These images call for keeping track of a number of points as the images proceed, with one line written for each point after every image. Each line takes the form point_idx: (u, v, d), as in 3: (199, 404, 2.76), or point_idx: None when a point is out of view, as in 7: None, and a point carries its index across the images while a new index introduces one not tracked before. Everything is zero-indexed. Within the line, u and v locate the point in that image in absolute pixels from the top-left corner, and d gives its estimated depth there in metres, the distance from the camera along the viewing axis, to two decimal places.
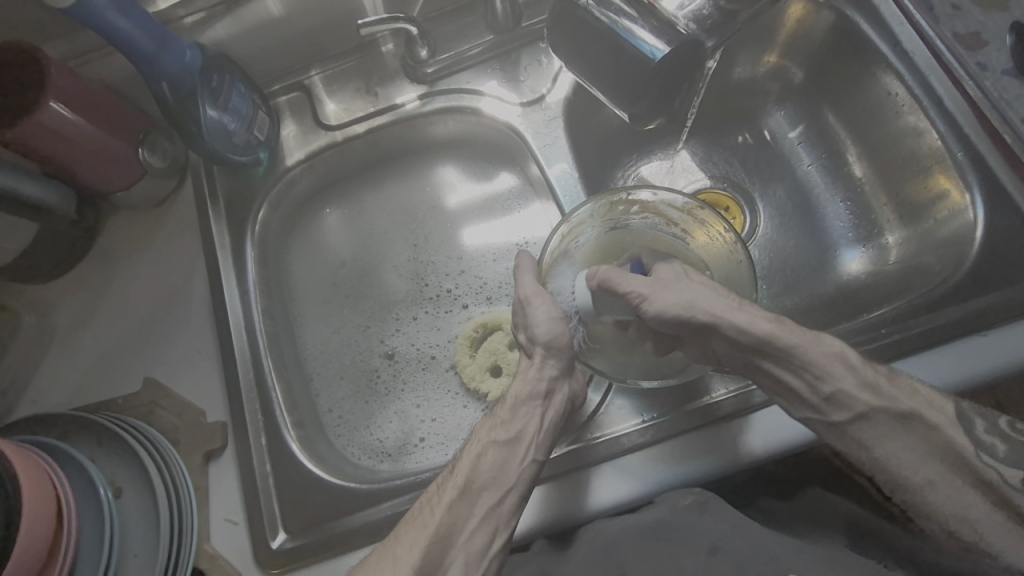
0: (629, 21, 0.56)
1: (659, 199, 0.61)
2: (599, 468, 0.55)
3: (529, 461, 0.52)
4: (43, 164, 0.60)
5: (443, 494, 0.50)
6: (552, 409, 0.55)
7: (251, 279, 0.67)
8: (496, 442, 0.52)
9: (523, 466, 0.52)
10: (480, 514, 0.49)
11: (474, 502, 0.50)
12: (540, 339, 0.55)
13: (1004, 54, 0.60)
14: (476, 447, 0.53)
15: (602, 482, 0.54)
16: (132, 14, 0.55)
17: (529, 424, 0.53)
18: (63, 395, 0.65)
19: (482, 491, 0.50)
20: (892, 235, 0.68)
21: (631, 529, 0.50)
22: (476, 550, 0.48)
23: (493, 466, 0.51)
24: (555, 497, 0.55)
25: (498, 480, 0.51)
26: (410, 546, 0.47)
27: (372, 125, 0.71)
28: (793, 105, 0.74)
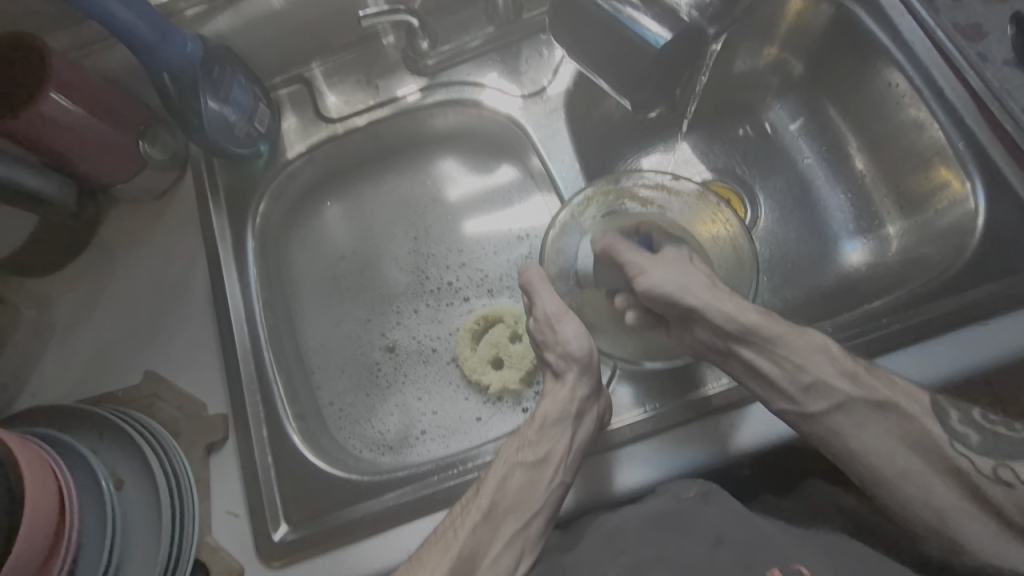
0: (632, 10, 0.56)
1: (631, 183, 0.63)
2: (609, 456, 0.55)
3: (555, 481, 0.53)
4: (44, 155, 0.60)
5: (468, 515, 0.51)
6: (581, 429, 0.54)
7: (252, 272, 0.67)
8: (523, 464, 0.53)
9: (551, 486, 0.53)
10: (507, 535, 0.51)
11: (498, 525, 0.51)
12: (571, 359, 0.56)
13: (1005, 45, 0.61)
14: (502, 469, 0.53)
15: (614, 470, 0.54)
16: (134, 5, 0.55)
17: (557, 445, 0.54)
18: (64, 388, 0.65)
19: (508, 513, 0.52)
20: (893, 227, 0.68)
21: (634, 519, 0.50)
22: (505, 569, 0.50)
23: (522, 488, 0.52)
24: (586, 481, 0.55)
25: (524, 501, 0.52)
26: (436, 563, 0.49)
27: (372, 118, 0.71)
28: (793, 98, 0.74)
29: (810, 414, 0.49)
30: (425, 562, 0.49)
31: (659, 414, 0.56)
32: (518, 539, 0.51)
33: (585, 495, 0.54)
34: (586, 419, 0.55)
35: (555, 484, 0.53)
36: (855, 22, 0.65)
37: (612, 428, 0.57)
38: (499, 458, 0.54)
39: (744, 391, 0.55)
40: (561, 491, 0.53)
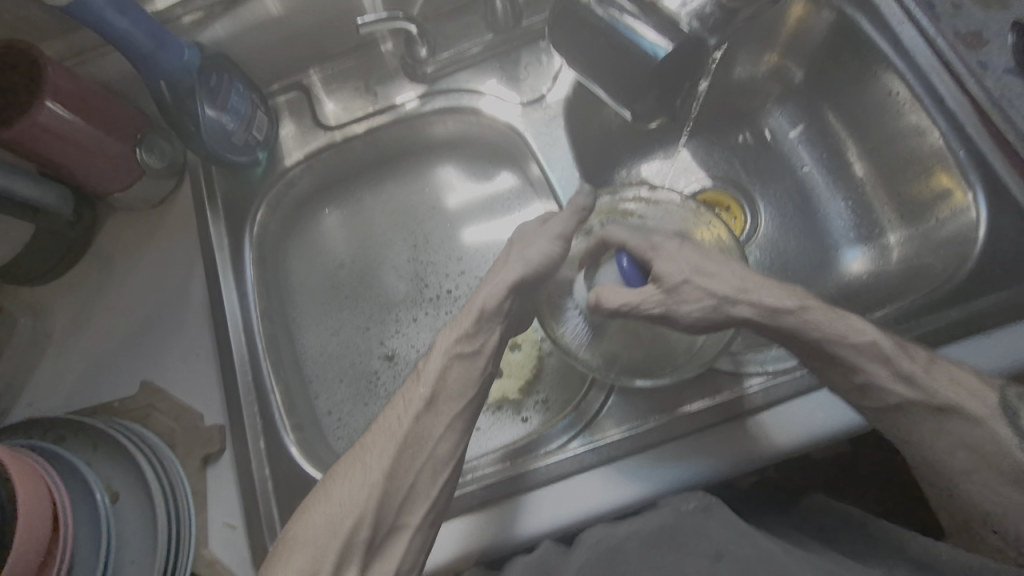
0: (630, 18, 0.56)
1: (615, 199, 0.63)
2: (588, 475, 0.55)
3: (487, 371, 0.52)
4: (39, 162, 0.60)
5: (409, 405, 0.50)
6: None
7: (250, 281, 0.66)
8: (462, 355, 0.52)
9: (484, 374, 0.52)
10: (445, 423, 0.50)
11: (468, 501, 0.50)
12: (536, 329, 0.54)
13: (1005, 54, 0.58)
14: (441, 358, 0.51)
15: (588, 491, 0.54)
16: (131, 14, 0.54)
17: (491, 339, 0.53)
18: (59, 398, 0.64)
19: (449, 400, 0.50)
20: (894, 235, 0.68)
21: (634, 536, 0.49)
22: (443, 455, 0.50)
23: (461, 377, 0.51)
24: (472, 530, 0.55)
25: (463, 390, 0.51)
26: (379, 452, 0.48)
27: (372, 125, 0.71)
28: (793, 105, 0.74)
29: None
30: (371, 448, 0.49)
31: (659, 426, 0.55)
32: (456, 427, 0.50)
33: (547, 519, 0.54)
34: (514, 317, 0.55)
35: (486, 373, 0.52)
36: (855, 29, 0.65)
37: (598, 443, 0.56)
38: (437, 347, 0.52)
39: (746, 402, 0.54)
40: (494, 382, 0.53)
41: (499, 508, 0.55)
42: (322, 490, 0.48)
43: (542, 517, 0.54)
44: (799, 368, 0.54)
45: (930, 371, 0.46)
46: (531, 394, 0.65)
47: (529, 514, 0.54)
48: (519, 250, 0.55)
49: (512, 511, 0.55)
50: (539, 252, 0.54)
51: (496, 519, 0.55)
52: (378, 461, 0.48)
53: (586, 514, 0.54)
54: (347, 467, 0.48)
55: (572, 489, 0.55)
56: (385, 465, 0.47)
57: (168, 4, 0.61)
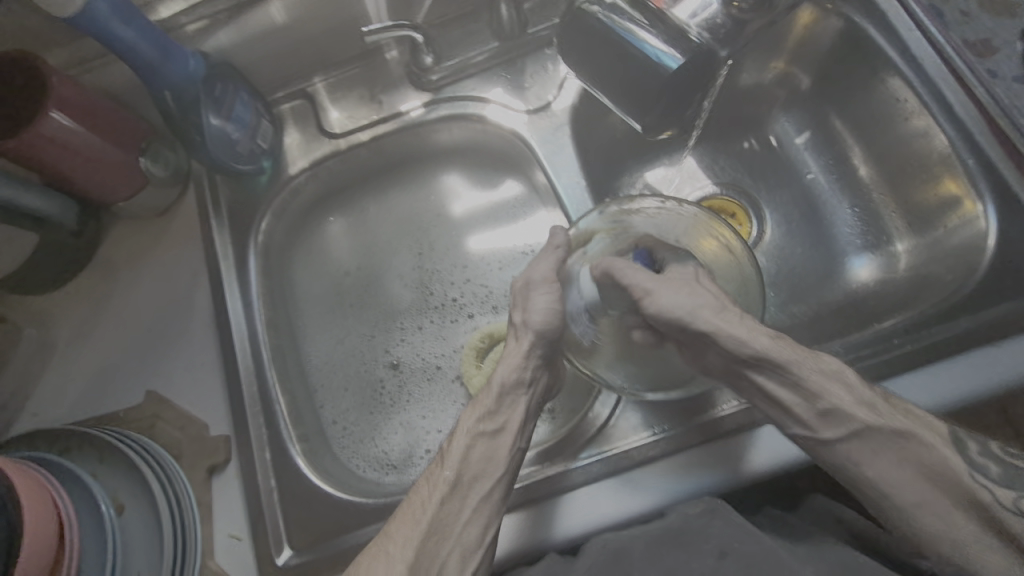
0: (633, 23, 0.56)
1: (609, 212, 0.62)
2: (600, 485, 0.54)
3: (513, 448, 0.52)
4: (46, 176, 0.60)
5: (432, 489, 0.49)
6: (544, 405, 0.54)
7: (255, 290, 0.66)
8: (485, 434, 0.51)
9: (511, 453, 0.51)
10: (471, 507, 0.49)
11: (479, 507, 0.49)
12: (535, 328, 0.53)
13: (1014, 62, 0.60)
14: (464, 437, 0.51)
15: (599, 501, 0.54)
16: (135, 23, 0.54)
17: (514, 413, 0.52)
18: (62, 408, 0.64)
19: (472, 483, 0.50)
20: (902, 244, 0.67)
21: (642, 538, 0.49)
22: (472, 540, 0.48)
23: (485, 456, 0.51)
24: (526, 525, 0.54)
25: (488, 471, 0.50)
26: (402, 544, 0.47)
27: (376, 133, 0.70)
28: (799, 112, 0.74)
29: (822, 440, 0.47)
30: (395, 538, 0.47)
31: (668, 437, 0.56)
32: (482, 510, 0.49)
33: (556, 529, 0.53)
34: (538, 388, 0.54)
35: (514, 451, 0.52)
36: (863, 37, 0.64)
37: (607, 454, 0.56)
38: (459, 426, 0.52)
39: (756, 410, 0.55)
40: (521, 457, 0.52)
41: (529, 512, 0.55)
42: None
43: (554, 527, 0.53)
44: None
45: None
46: None
47: (552, 523, 0.54)
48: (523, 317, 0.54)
49: (545, 517, 0.54)
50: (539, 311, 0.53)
51: (521, 526, 0.54)
52: (401, 552, 0.46)
53: (595, 525, 0.53)
54: (369, 560, 0.47)
55: (584, 499, 0.54)
56: (408, 558, 0.46)
57: (172, 12, 0.61)
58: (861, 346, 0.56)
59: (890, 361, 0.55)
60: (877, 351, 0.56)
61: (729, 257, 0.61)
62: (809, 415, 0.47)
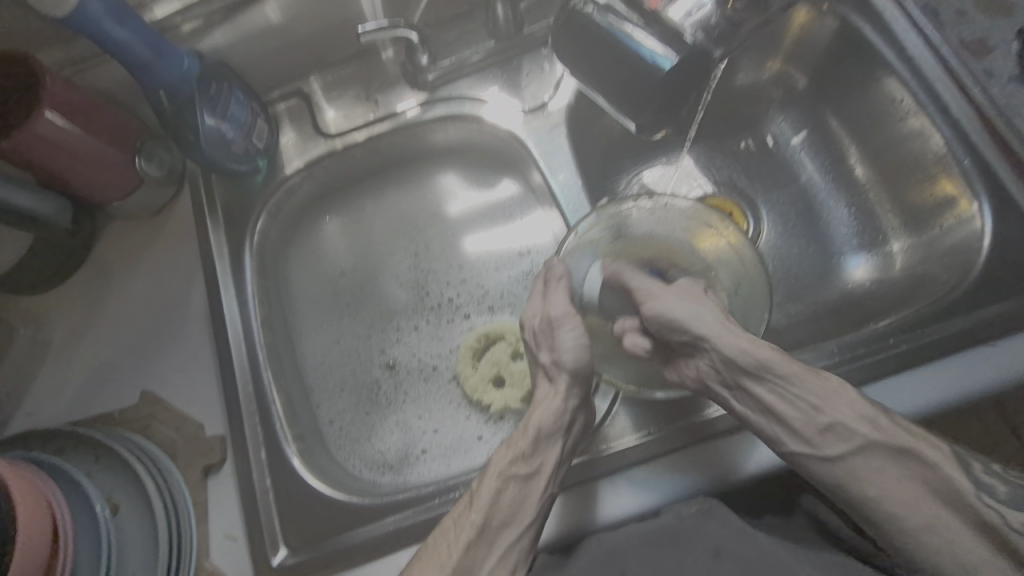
0: (631, 27, 0.56)
1: (607, 214, 0.61)
2: (594, 484, 0.54)
3: (546, 494, 0.52)
4: (40, 174, 0.60)
5: (462, 532, 0.48)
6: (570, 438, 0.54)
7: (250, 290, 0.66)
8: (517, 477, 0.51)
9: (541, 499, 0.51)
10: (498, 553, 0.49)
11: (492, 543, 0.49)
12: (566, 365, 0.54)
13: (1009, 62, 0.60)
14: (496, 479, 0.51)
15: (594, 500, 0.54)
16: (129, 23, 0.54)
17: (549, 456, 0.52)
18: (58, 408, 0.64)
19: (501, 528, 0.50)
20: (898, 243, 0.67)
21: (632, 537, 0.49)
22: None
23: (514, 500, 0.50)
24: (576, 507, 0.54)
25: (515, 516, 0.50)
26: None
27: (372, 133, 0.70)
28: (795, 112, 0.74)
29: (851, 440, 0.47)
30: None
31: (665, 436, 0.55)
32: (509, 554, 0.49)
33: (550, 526, 0.54)
34: (574, 431, 0.54)
35: (545, 498, 0.52)
36: (858, 36, 0.64)
37: (610, 452, 0.56)
38: (491, 468, 0.52)
39: None
40: (549, 503, 0.52)
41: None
42: None
43: (550, 525, 0.54)
44: None
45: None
46: None
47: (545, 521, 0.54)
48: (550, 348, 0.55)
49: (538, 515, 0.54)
50: (569, 348, 0.54)
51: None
52: None
53: (587, 524, 0.53)
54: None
55: (579, 498, 0.54)
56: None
57: (167, 12, 0.61)
58: (856, 346, 0.56)
59: (886, 361, 0.55)
60: (872, 351, 0.56)
61: (731, 253, 0.61)
62: (835, 413, 0.49)
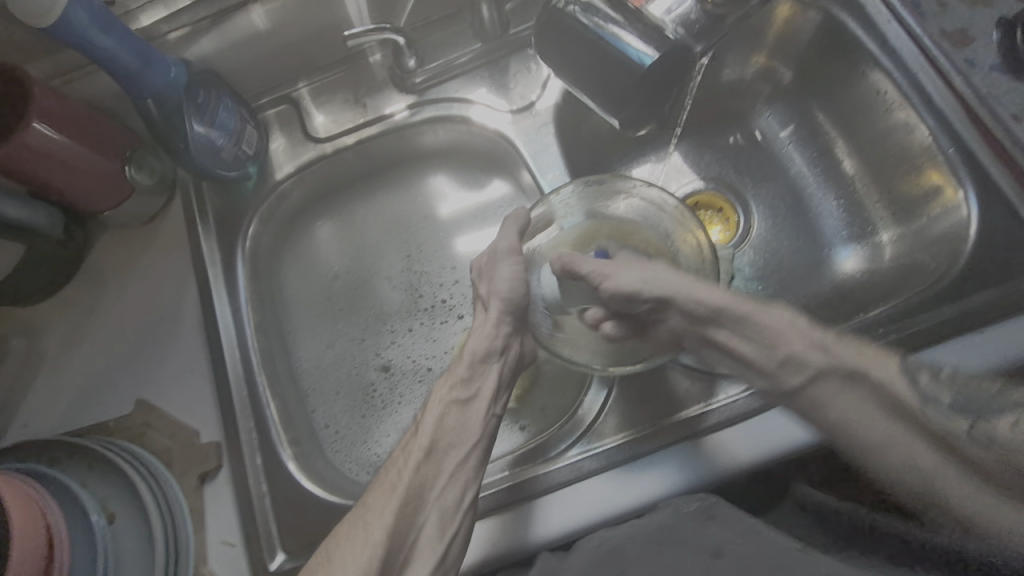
0: (616, 26, 0.56)
1: (588, 189, 0.64)
2: (590, 480, 0.54)
3: (489, 414, 0.55)
4: (30, 185, 0.60)
5: (409, 455, 0.52)
6: (504, 365, 0.57)
7: (243, 296, 0.66)
8: (457, 401, 0.54)
9: (483, 417, 0.54)
10: (449, 470, 0.52)
11: (441, 460, 0.52)
12: (500, 293, 0.57)
13: (991, 51, 0.57)
14: (438, 407, 0.54)
15: (594, 496, 0.54)
16: (115, 32, 0.54)
17: (486, 381, 0.55)
18: (53, 419, 0.64)
19: (449, 449, 0.52)
20: (887, 233, 0.68)
21: (633, 537, 0.49)
22: (450, 503, 0.51)
23: (457, 422, 0.53)
24: (509, 526, 0.54)
25: (461, 436, 0.53)
26: (381, 510, 0.49)
27: (361, 136, 0.71)
28: (782, 105, 0.74)
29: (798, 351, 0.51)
30: (373, 506, 0.50)
31: (659, 431, 0.56)
32: (459, 475, 0.52)
33: (551, 526, 0.53)
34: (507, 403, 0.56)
35: (487, 417, 0.54)
36: (842, 29, 0.65)
37: (602, 448, 0.56)
38: (433, 397, 0.55)
39: (738, 408, 0.55)
40: (495, 423, 0.55)
41: (516, 511, 0.54)
42: (325, 556, 0.49)
43: (550, 523, 0.53)
44: None
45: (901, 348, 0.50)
46: (529, 403, 0.66)
47: (540, 520, 0.53)
48: (489, 288, 0.58)
49: (534, 510, 0.54)
50: (505, 280, 0.58)
51: (502, 526, 0.54)
52: (380, 519, 0.49)
53: (586, 521, 0.53)
54: (350, 529, 0.49)
55: (578, 495, 0.54)
56: (388, 523, 0.49)
57: (154, 21, 0.61)
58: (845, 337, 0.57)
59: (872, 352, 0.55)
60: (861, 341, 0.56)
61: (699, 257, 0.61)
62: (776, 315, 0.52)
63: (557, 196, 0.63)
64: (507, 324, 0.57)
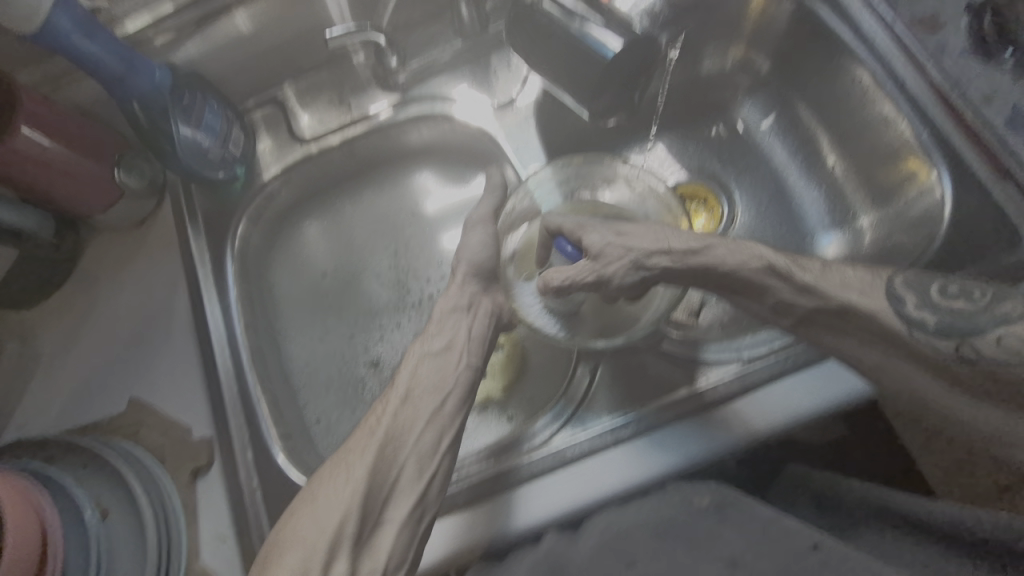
0: (598, 29, 0.57)
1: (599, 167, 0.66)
2: (577, 463, 0.55)
3: (463, 365, 0.56)
4: (21, 190, 0.61)
5: (386, 406, 0.54)
6: (476, 322, 0.58)
7: (232, 295, 0.67)
8: (429, 354, 0.57)
9: (459, 369, 0.56)
10: (424, 417, 0.53)
11: (415, 406, 0.54)
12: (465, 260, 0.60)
13: (961, 36, 0.60)
14: (412, 360, 0.56)
15: (582, 478, 0.55)
16: (98, 38, 0.56)
17: (458, 333, 0.57)
18: (49, 419, 0.65)
19: (423, 395, 0.55)
20: (866, 218, 0.69)
21: (642, 523, 0.50)
22: (427, 449, 0.53)
23: (433, 373, 0.56)
24: (496, 512, 0.55)
25: (438, 383, 0.55)
26: (362, 452, 0.51)
27: (346, 135, 0.72)
28: (763, 96, 0.75)
29: None
30: (352, 449, 0.52)
31: (641, 417, 0.57)
32: (435, 420, 0.54)
33: (539, 509, 0.54)
34: None
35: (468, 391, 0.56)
36: (815, 18, 0.65)
37: (584, 436, 0.57)
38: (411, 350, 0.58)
39: (722, 391, 0.56)
40: (470, 374, 0.57)
41: (490, 503, 0.55)
42: (307, 496, 0.50)
43: (540, 505, 0.54)
44: (774, 352, 0.56)
45: None
46: (517, 394, 0.67)
47: (529, 502, 0.55)
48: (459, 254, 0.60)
49: (505, 505, 0.55)
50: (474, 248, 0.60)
51: (481, 516, 0.55)
52: (360, 461, 0.51)
53: (576, 503, 0.54)
54: (331, 470, 0.51)
55: (565, 477, 0.55)
56: (368, 463, 0.50)
57: (139, 26, 0.63)
58: None
59: None
60: None
61: None
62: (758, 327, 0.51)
63: (566, 162, 0.65)
64: (474, 284, 0.60)
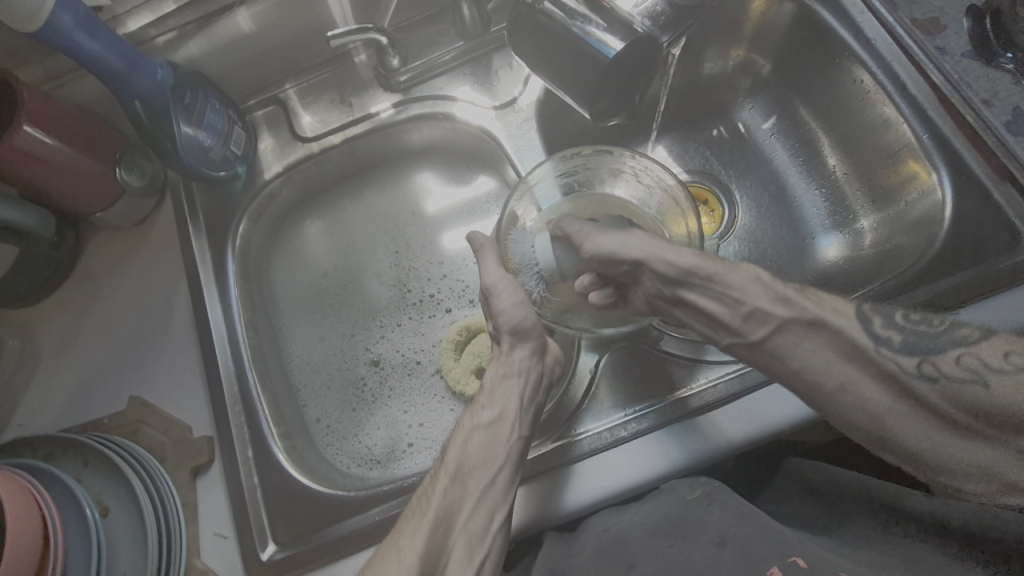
0: (600, 30, 0.57)
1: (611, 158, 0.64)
2: (631, 443, 0.56)
3: (512, 436, 0.55)
4: (22, 188, 0.61)
5: (437, 482, 0.53)
6: (527, 383, 0.57)
7: (232, 293, 0.67)
8: (479, 425, 0.56)
9: (510, 440, 0.55)
10: (475, 493, 0.52)
11: (465, 482, 0.53)
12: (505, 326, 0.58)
13: (962, 37, 0.61)
14: (460, 435, 0.56)
15: (635, 458, 0.55)
16: (101, 36, 0.56)
17: (508, 399, 0.56)
18: (49, 417, 0.65)
19: (471, 471, 0.53)
20: (867, 219, 0.69)
21: (641, 525, 0.49)
22: (477, 528, 0.50)
23: (484, 445, 0.54)
24: (557, 488, 0.55)
25: (487, 457, 0.54)
26: (413, 534, 0.50)
27: (348, 134, 0.72)
28: (764, 98, 0.75)
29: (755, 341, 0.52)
30: (404, 532, 0.51)
31: (643, 415, 0.57)
32: (486, 497, 0.52)
33: (599, 487, 0.55)
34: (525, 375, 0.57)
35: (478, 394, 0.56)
36: (817, 20, 0.65)
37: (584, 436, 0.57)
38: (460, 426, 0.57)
39: (721, 390, 0.56)
40: (521, 445, 0.55)
41: (552, 479, 0.56)
42: None
43: (599, 482, 0.55)
44: None
45: (844, 368, 0.49)
46: None
47: (587, 479, 0.55)
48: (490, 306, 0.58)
49: (565, 483, 0.55)
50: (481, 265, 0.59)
51: (545, 492, 0.55)
52: (412, 543, 0.49)
53: (634, 482, 0.54)
54: (383, 557, 0.49)
55: (620, 457, 0.55)
56: (419, 546, 0.49)
57: (141, 25, 0.63)
58: None
59: None
60: None
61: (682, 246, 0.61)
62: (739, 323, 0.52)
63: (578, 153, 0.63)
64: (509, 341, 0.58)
